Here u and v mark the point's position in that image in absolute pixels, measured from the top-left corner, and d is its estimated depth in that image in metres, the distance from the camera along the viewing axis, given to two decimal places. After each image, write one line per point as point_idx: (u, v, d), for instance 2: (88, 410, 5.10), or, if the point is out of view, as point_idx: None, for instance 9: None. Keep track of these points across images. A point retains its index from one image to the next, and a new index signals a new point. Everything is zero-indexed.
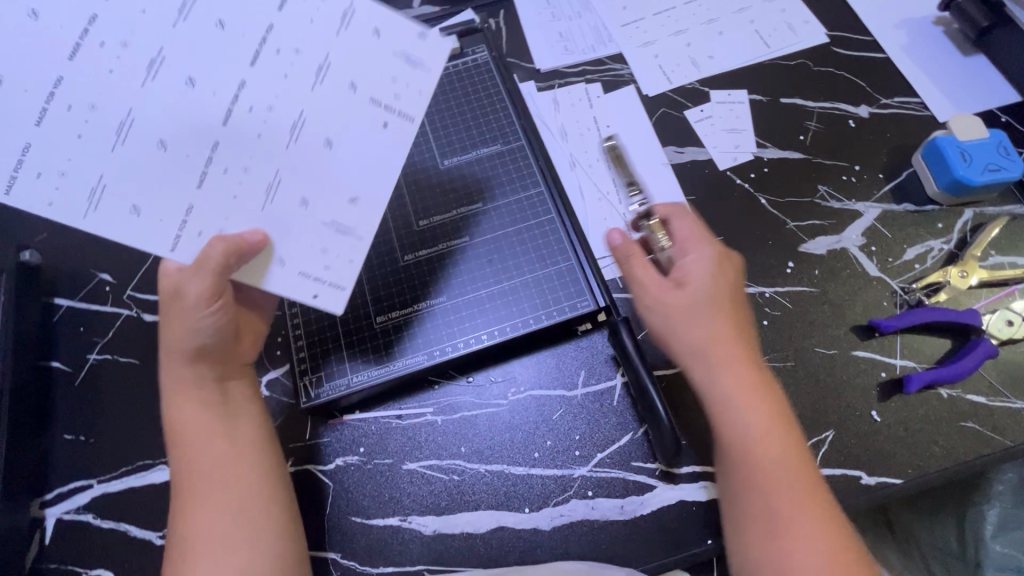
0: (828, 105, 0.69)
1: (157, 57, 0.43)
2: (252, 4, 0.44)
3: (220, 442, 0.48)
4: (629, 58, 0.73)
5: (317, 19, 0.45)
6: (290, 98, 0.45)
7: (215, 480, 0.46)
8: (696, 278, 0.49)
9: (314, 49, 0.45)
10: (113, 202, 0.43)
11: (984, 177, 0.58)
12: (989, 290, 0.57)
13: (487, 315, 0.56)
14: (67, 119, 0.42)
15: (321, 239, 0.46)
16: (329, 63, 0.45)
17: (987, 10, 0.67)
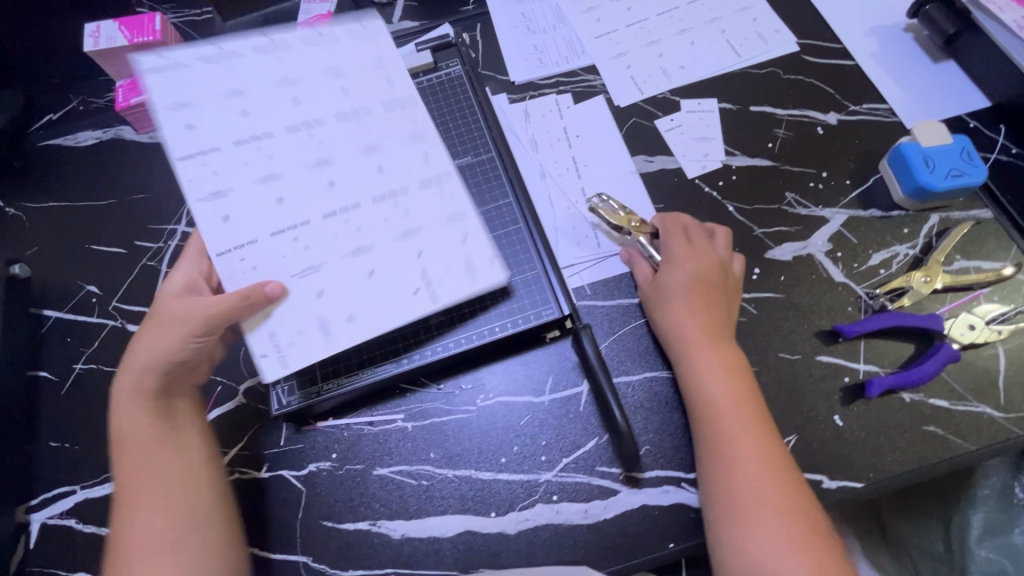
0: (797, 112, 0.70)
1: (326, 159, 0.54)
2: (414, 166, 0.54)
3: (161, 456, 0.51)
4: (601, 69, 0.74)
5: (442, 200, 0.53)
6: (373, 236, 0.52)
7: (158, 493, 0.49)
8: (676, 279, 0.57)
9: (420, 215, 0.53)
10: (208, 209, 0.51)
11: (947, 183, 0.59)
12: (953, 295, 0.58)
13: (455, 324, 0.58)
14: (244, 148, 0.53)
15: (305, 324, 0.50)
16: (419, 231, 0.52)
17: (954, 16, 0.68)
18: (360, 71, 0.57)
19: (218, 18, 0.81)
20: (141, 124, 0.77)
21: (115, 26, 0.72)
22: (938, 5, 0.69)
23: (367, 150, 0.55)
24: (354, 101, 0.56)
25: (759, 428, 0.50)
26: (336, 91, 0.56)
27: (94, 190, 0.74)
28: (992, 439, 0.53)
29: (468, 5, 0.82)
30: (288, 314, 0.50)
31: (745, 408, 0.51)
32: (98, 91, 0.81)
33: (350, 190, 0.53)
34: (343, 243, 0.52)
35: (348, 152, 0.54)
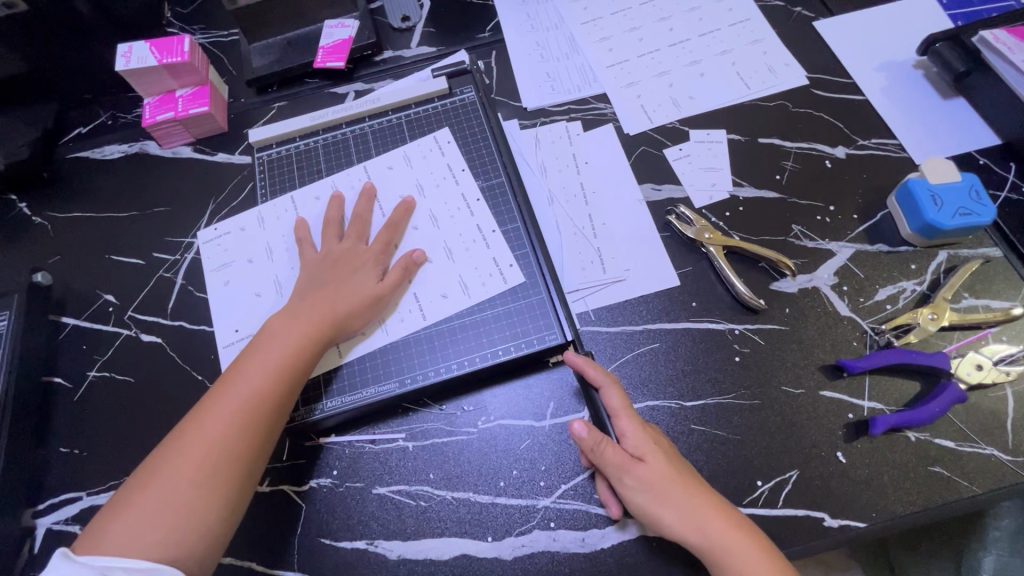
0: (805, 146, 0.70)
1: (440, 226, 0.64)
2: (478, 286, 0.60)
3: (229, 425, 0.49)
4: (612, 98, 0.76)
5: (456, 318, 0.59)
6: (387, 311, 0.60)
7: (193, 460, 0.48)
8: (645, 453, 0.51)
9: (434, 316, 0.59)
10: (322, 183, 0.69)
11: (955, 221, 0.59)
12: (961, 333, 0.58)
13: (457, 346, 0.58)
14: (405, 170, 0.68)
15: (249, 291, 0.65)
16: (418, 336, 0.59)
17: (964, 55, 0.68)
18: (460, 219, 0.64)
19: (243, 40, 0.85)
20: (166, 140, 0.79)
21: (146, 47, 0.75)
22: (948, 44, 0.70)
23: (382, 315, 0.60)
24: (414, 292, 0.60)
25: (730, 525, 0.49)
26: (436, 227, 0.64)
27: (117, 201, 0.77)
28: (999, 482, 0.52)
29: (484, 33, 0.85)
30: (243, 278, 0.66)
31: (742, 530, 0.49)
32: (127, 107, 0.84)
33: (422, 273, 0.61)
34: None
35: None
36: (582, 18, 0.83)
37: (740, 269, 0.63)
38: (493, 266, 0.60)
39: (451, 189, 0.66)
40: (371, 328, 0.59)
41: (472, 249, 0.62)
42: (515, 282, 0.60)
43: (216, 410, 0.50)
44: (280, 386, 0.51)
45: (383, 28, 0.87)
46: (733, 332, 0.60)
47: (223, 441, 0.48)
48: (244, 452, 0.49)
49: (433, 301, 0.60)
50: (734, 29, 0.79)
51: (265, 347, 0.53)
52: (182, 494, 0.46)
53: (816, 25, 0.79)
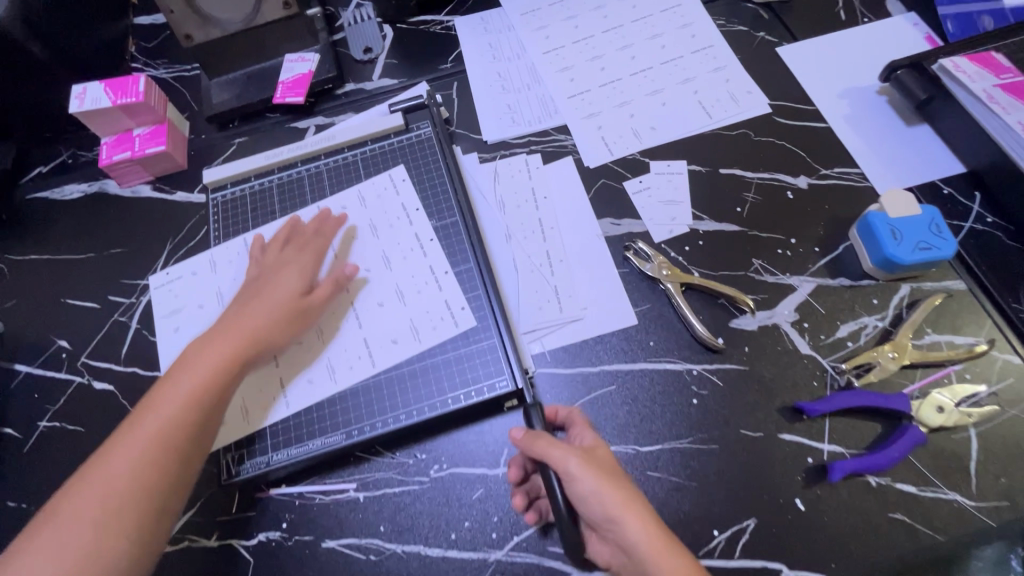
0: (767, 176, 0.69)
1: (391, 268, 0.63)
2: (428, 331, 0.59)
3: (136, 455, 0.46)
4: (573, 129, 0.75)
5: (405, 364, 0.58)
6: (336, 357, 0.59)
7: (106, 475, 0.46)
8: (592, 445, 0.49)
9: (382, 363, 0.58)
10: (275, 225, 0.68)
11: (915, 257, 0.58)
12: (923, 371, 0.56)
13: (406, 394, 0.57)
14: (359, 209, 0.67)
15: None
16: (366, 384, 0.57)
17: (925, 83, 0.67)
18: (413, 260, 0.63)
19: (204, 76, 0.84)
20: (124, 179, 0.79)
21: (100, 87, 0.74)
22: (909, 71, 0.69)
23: (331, 362, 0.58)
24: (363, 338, 0.59)
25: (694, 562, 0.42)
26: (388, 268, 0.63)
27: (74, 243, 0.76)
28: (962, 529, 0.50)
29: (446, 64, 0.84)
30: (196, 324, 0.64)
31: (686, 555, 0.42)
32: (87, 145, 0.83)
33: (372, 317, 0.60)
34: (310, 353, 0.59)
35: (326, 352, 0.59)
36: (544, 47, 0.82)
37: (699, 306, 0.62)
38: (444, 309, 0.59)
39: (405, 229, 0.65)
40: (320, 375, 0.58)
41: (424, 291, 0.61)
42: (466, 326, 0.58)
43: (123, 442, 0.47)
44: (193, 411, 0.49)
45: (346, 60, 0.86)
46: (691, 372, 0.59)
47: (128, 474, 0.46)
48: (153, 483, 0.46)
49: (383, 346, 0.58)
50: (696, 56, 0.79)
51: (180, 372, 0.51)
52: (84, 535, 0.44)
53: (778, 50, 0.78)
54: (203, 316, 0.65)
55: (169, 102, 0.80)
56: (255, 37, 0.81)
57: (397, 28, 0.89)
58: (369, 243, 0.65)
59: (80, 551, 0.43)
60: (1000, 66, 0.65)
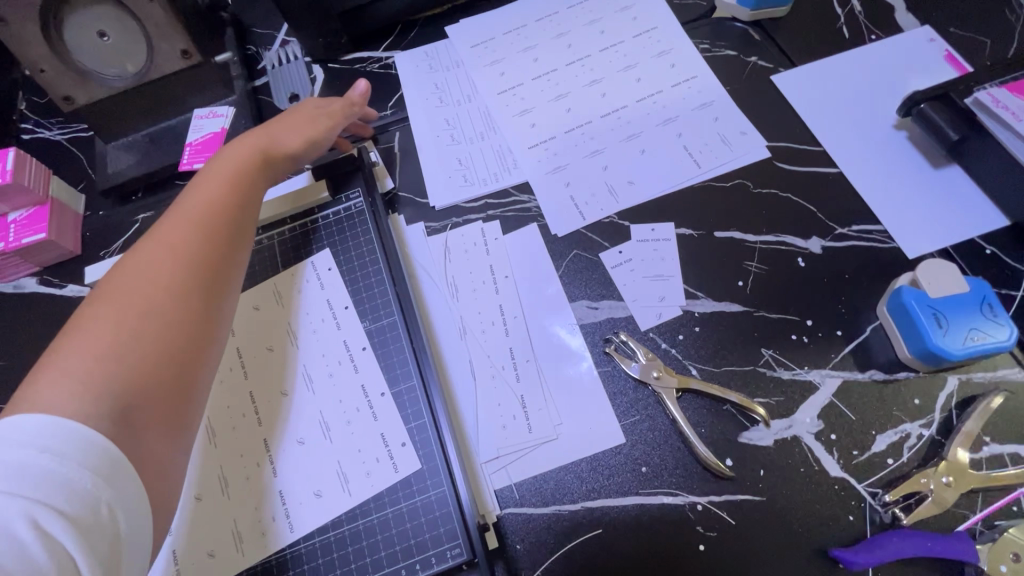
0: (772, 239, 0.57)
1: (315, 388, 0.50)
2: (361, 477, 0.47)
3: (167, 293, 0.38)
4: (536, 188, 0.63)
5: (331, 521, 0.46)
6: (244, 516, 0.46)
7: (115, 313, 0.36)
8: None
9: (304, 523, 0.46)
10: None
11: (965, 349, 0.46)
12: (986, 498, 0.45)
13: (334, 568, 0.44)
14: (276, 309, 0.54)
15: None
16: (282, 553, 0.45)
17: (955, 119, 0.56)
18: (342, 378, 0.51)
19: (98, 139, 0.71)
20: (3, 274, 0.65)
21: None
22: (935, 105, 0.57)
23: (238, 528, 0.46)
24: (280, 490, 0.47)
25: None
26: (311, 391, 0.50)
27: None
28: None
29: (386, 110, 0.71)
30: None
31: None
32: None
33: (291, 461, 0.48)
34: (212, 513, 0.47)
35: (232, 511, 0.47)
36: (498, 86, 0.70)
37: (701, 416, 0.50)
38: (381, 446, 0.47)
39: (331, 335, 0.52)
40: (225, 547, 0.45)
41: (356, 422, 0.49)
42: (408, 468, 0.46)
43: (137, 281, 0.38)
44: (229, 192, 0.46)
45: (268, 112, 0.73)
46: (694, 508, 0.47)
47: (171, 301, 0.38)
48: (205, 251, 0.42)
49: (305, 502, 0.46)
50: (677, 90, 0.67)
51: (181, 204, 0.44)
52: (141, 321, 0.36)
53: (774, 78, 0.66)
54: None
55: (54, 176, 0.67)
56: (152, 92, 0.67)
57: (328, 69, 0.76)
58: (288, 357, 0.52)
59: (140, 350, 0.36)
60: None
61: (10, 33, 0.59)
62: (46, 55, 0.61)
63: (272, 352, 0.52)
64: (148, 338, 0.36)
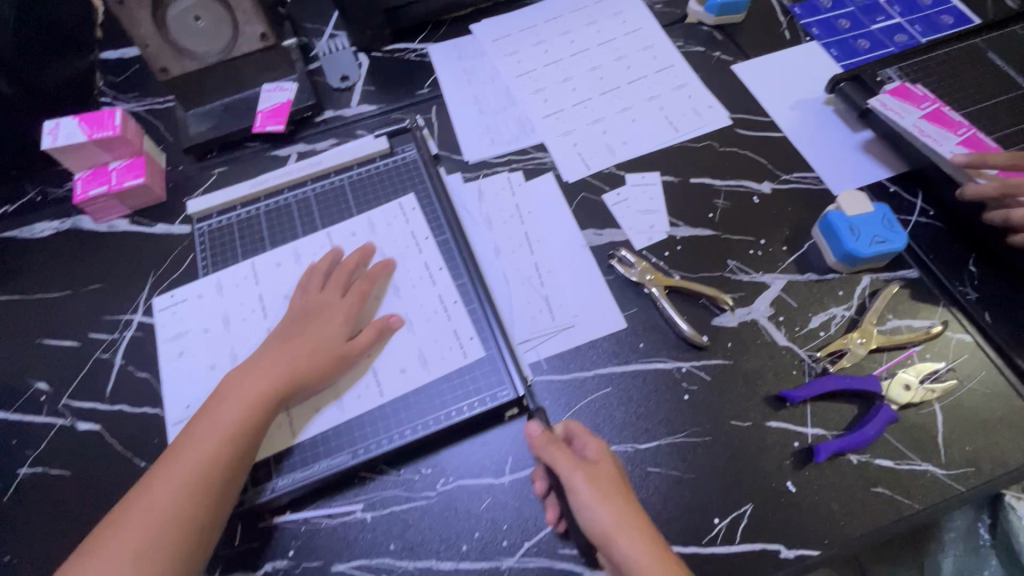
0: (734, 183, 0.74)
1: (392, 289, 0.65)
2: (431, 348, 0.61)
3: (195, 494, 0.49)
4: (550, 147, 0.79)
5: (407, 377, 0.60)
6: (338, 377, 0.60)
7: (163, 510, 0.48)
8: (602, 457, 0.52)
9: (385, 381, 0.60)
10: (280, 252, 0.69)
11: (872, 250, 0.64)
12: (890, 354, 0.61)
13: (411, 410, 0.59)
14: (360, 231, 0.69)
15: (208, 360, 0.64)
16: (369, 402, 0.59)
17: (864, 94, 0.76)
18: (411, 279, 0.65)
19: (180, 108, 0.84)
20: (100, 214, 0.77)
21: (74, 123, 0.73)
22: (851, 83, 0.77)
23: (337, 390, 0.60)
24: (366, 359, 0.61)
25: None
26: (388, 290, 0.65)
27: (47, 282, 0.74)
28: (937, 497, 0.55)
29: (424, 89, 0.87)
30: (196, 347, 0.65)
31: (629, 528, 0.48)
32: (57, 181, 0.81)
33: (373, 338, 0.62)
34: None
35: None
36: (517, 70, 0.86)
37: (682, 307, 0.66)
38: (454, 338, 0.61)
39: (413, 258, 0.67)
40: (326, 402, 0.59)
41: (433, 320, 0.63)
42: (476, 354, 0.61)
43: (186, 479, 0.50)
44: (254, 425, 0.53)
45: (322, 89, 0.88)
46: (681, 370, 0.62)
47: (187, 516, 0.48)
48: (226, 464, 0.51)
49: (391, 375, 0.60)
50: (659, 76, 0.84)
51: (238, 395, 0.54)
52: (172, 520, 0.48)
53: (735, 68, 0.84)
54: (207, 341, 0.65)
55: (144, 134, 0.80)
56: (231, 68, 0.81)
57: (372, 57, 0.91)
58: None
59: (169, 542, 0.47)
60: (919, 96, 0.72)
61: (125, 13, 0.72)
62: (153, 35, 0.74)
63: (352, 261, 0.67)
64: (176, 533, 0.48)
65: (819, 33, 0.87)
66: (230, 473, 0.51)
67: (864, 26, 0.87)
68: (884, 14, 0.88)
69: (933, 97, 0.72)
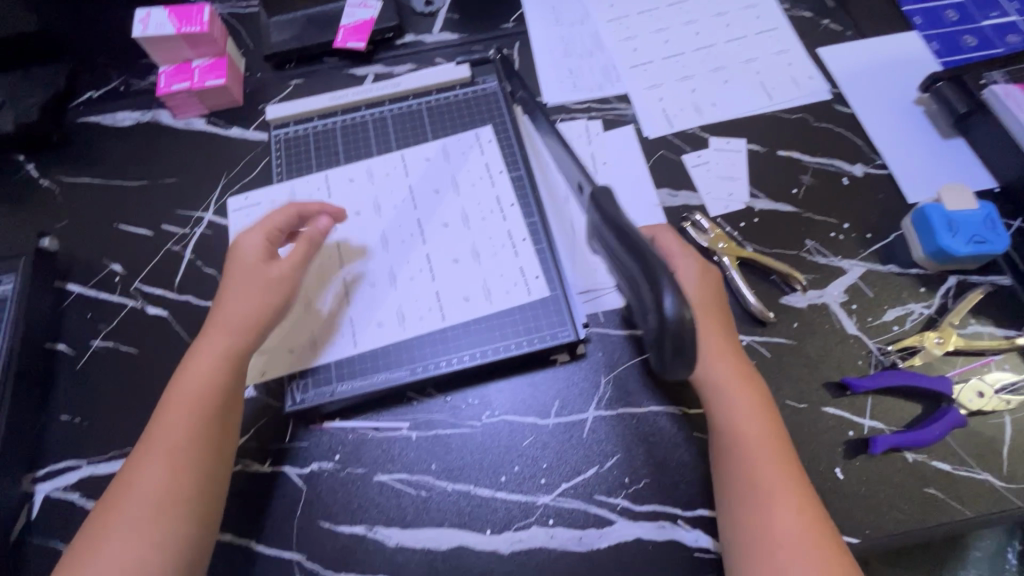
0: (824, 161, 0.70)
1: (462, 218, 0.66)
2: (495, 280, 0.63)
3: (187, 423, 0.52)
4: (634, 100, 0.75)
5: (471, 305, 0.62)
6: (405, 297, 0.63)
7: (165, 445, 0.51)
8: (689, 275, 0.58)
9: (448, 306, 0.62)
10: (356, 167, 0.71)
11: (968, 249, 0.60)
12: (965, 359, 0.59)
13: (470, 338, 0.61)
14: (435, 157, 0.70)
15: None
16: (431, 323, 0.61)
17: (965, 95, 0.69)
18: (483, 211, 0.67)
19: (263, 13, 0.83)
20: (180, 110, 0.78)
21: (165, 14, 0.73)
22: (950, 84, 0.70)
23: (401, 309, 0.62)
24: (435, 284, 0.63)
25: (792, 477, 0.50)
26: (458, 223, 0.66)
27: (126, 170, 0.76)
28: (991, 507, 0.53)
29: (509, 23, 0.83)
30: None
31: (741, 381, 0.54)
32: (140, 73, 0.82)
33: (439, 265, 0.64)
34: (383, 291, 0.63)
35: (396, 295, 0.63)
36: (608, 15, 0.82)
37: (751, 280, 0.63)
38: (519, 275, 0.63)
39: (486, 189, 0.68)
40: (389, 320, 0.62)
41: (500, 255, 0.64)
42: (539, 294, 0.62)
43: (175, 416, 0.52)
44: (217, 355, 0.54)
45: (406, 11, 0.85)
46: (740, 343, 0.60)
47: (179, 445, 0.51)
48: (203, 394, 0.53)
49: (455, 303, 0.62)
50: (760, 37, 0.79)
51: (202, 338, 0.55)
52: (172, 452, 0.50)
53: (819, 50, 0.78)
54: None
55: (228, 36, 0.79)
56: None
57: None
58: (449, 200, 0.68)
59: (174, 467, 0.50)
60: None
61: None
62: None
63: (428, 187, 0.69)
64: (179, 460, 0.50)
65: (922, 24, 0.79)
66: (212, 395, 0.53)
67: (974, 21, 0.79)
68: (999, 10, 0.79)
69: None
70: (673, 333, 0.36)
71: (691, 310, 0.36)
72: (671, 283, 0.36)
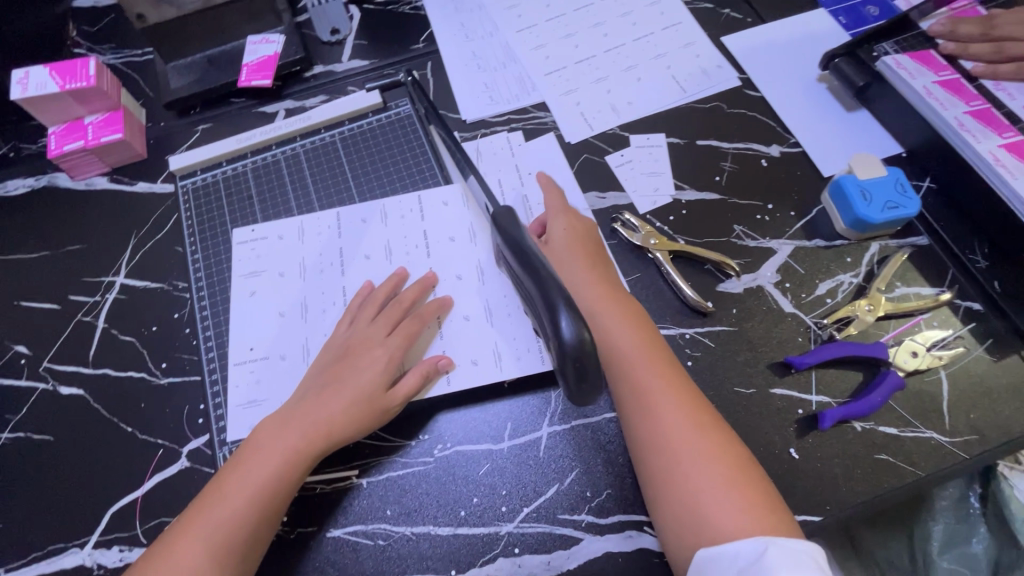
0: (741, 146, 0.72)
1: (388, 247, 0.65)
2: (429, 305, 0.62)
3: (238, 520, 0.49)
4: (551, 107, 0.75)
5: None
6: None
7: (207, 532, 0.49)
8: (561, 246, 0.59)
9: None
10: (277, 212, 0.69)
11: (883, 215, 0.62)
12: (897, 321, 0.60)
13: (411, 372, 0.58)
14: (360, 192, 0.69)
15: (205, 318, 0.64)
16: None
17: (861, 70, 0.71)
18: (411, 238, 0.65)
19: (159, 60, 0.79)
20: (77, 171, 0.73)
21: (46, 72, 0.69)
22: (847, 60, 0.72)
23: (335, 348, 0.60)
24: None
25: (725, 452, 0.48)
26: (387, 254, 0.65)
27: (22, 242, 0.70)
28: (939, 463, 0.54)
29: (419, 43, 0.82)
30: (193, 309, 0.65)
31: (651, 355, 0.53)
32: (29, 137, 0.77)
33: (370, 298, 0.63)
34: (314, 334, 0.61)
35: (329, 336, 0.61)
36: (517, 25, 0.82)
37: (687, 273, 0.64)
38: (490, 316, 0.61)
39: (410, 214, 0.66)
40: None
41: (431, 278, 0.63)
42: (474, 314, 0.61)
43: (234, 500, 0.50)
44: (291, 464, 0.52)
45: (311, 42, 0.82)
46: (684, 336, 0.60)
47: (221, 539, 0.48)
48: (262, 498, 0.50)
49: None
50: (666, 33, 0.80)
51: (285, 432, 0.53)
52: (211, 541, 0.48)
53: (723, 40, 0.80)
54: (282, 285, 0.64)
55: (121, 87, 0.75)
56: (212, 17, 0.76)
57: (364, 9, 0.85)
58: (374, 235, 0.66)
59: (209, 562, 0.48)
60: (941, 65, 0.69)
61: None
62: None
63: (349, 219, 0.67)
64: (216, 555, 0.48)
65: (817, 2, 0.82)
66: (271, 503, 0.50)
67: None
68: None
69: (958, 69, 0.69)
70: (575, 357, 0.35)
71: (588, 331, 0.35)
72: (566, 303, 0.36)
